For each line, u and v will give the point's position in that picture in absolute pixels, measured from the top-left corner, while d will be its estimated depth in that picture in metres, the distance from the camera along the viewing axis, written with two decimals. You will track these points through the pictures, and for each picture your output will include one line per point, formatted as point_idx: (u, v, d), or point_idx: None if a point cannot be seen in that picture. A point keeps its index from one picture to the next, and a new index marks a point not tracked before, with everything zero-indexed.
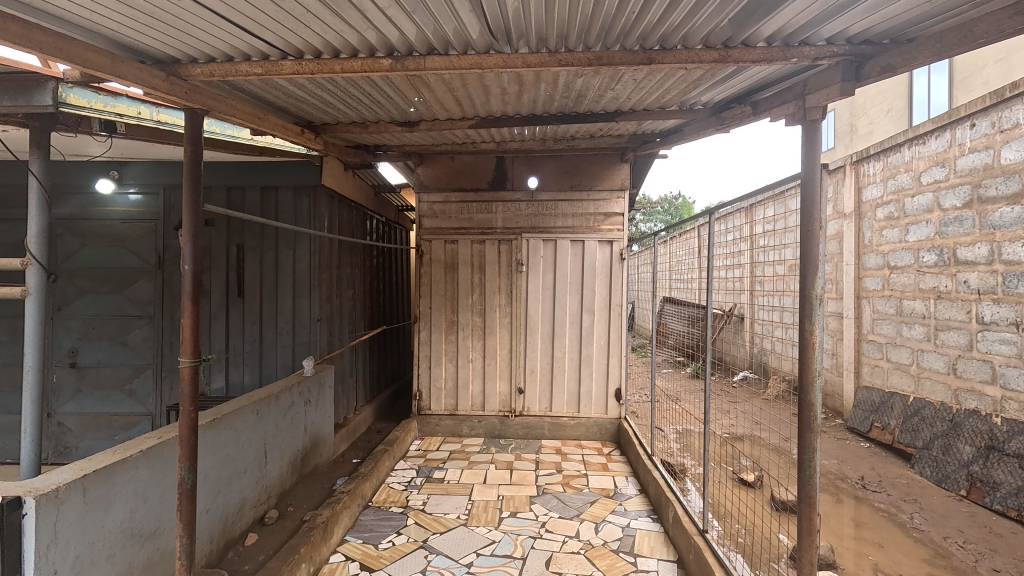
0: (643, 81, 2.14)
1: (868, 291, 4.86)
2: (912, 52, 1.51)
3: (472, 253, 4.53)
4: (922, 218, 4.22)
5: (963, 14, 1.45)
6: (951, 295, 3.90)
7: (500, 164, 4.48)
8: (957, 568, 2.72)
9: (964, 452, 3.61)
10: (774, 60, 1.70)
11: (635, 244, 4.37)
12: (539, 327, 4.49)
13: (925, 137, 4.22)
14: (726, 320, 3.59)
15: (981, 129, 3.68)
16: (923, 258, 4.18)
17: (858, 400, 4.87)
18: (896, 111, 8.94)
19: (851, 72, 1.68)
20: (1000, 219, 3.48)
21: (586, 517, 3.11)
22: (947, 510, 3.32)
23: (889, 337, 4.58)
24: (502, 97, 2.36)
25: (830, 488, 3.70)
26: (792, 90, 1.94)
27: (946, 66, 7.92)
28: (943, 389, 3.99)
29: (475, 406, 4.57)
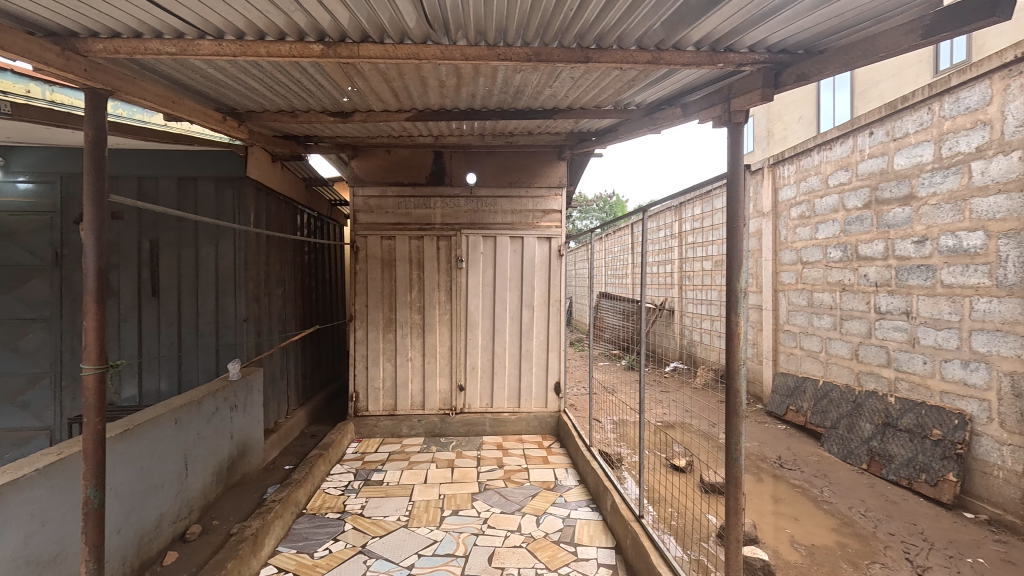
0: (580, 79, 2.17)
1: (784, 284, 5.26)
2: (824, 61, 1.62)
3: (410, 249, 4.44)
4: (829, 217, 4.60)
5: (867, 28, 1.58)
6: (854, 287, 4.28)
7: (438, 158, 4.41)
8: (860, 535, 2.99)
9: (865, 429, 3.99)
10: (702, 65, 1.76)
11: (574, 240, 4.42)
12: (480, 323, 4.48)
13: (831, 143, 4.59)
14: (659, 314, 3.75)
15: (878, 137, 4.05)
16: (830, 254, 4.58)
17: (776, 385, 5.27)
18: (805, 119, 9.70)
19: (771, 79, 1.78)
20: (894, 219, 3.86)
21: (527, 511, 3.15)
22: (852, 482, 3.66)
23: (802, 326, 4.98)
24: (439, 90, 2.31)
25: (753, 469, 3.98)
26: (719, 93, 2.01)
27: (847, 82, 8.72)
28: (847, 372, 4.38)
29: (416, 405, 4.50)
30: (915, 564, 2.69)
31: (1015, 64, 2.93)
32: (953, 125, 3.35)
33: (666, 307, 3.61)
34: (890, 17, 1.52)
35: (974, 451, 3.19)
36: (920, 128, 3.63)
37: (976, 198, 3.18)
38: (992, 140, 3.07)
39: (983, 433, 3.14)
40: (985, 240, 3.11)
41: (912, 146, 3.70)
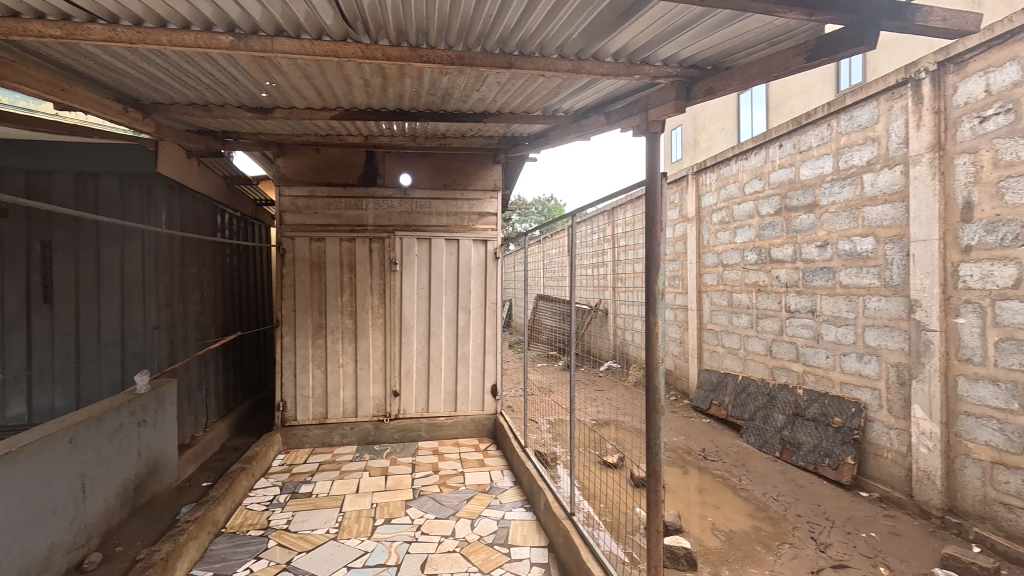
0: (507, 84, 2.20)
1: (707, 286, 5.57)
2: (727, 78, 1.74)
3: (341, 252, 4.30)
4: (746, 222, 4.92)
5: (763, 49, 1.72)
6: (767, 288, 4.61)
7: (370, 158, 4.31)
8: (772, 518, 3.22)
9: (778, 420, 4.30)
10: (620, 75, 1.83)
11: (515, 243, 4.36)
12: (414, 327, 4.41)
13: (747, 153, 4.92)
14: (594, 315, 3.84)
15: (786, 150, 4.38)
16: (747, 257, 4.90)
17: (701, 381, 5.57)
18: (727, 130, 10.35)
19: (683, 91, 1.86)
20: (800, 225, 4.19)
21: (462, 515, 3.13)
22: (767, 470, 3.94)
23: (723, 325, 5.30)
24: (365, 89, 2.25)
25: (679, 462, 4.18)
26: (637, 104, 2.09)
27: (762, 97, 9.39)
28: (762, 367, 4.71)
29: (347, 412, 4.35)
30: (818, 542, 2.93)
31: (897, 88, 3.27)
32: (848, 140, 3.69)
33: (601, 308, 3.71)
34: (782, 40, 1.66)
35: (868, 436, 3.53)
36: (821, 142, 3.96)
37: (866, 207, 3.52)
38: (880, 155, 3.41)
39: (875, 419, 3.47)
40: (875, 244, 3.45)
41: (815, 158, 4.04)
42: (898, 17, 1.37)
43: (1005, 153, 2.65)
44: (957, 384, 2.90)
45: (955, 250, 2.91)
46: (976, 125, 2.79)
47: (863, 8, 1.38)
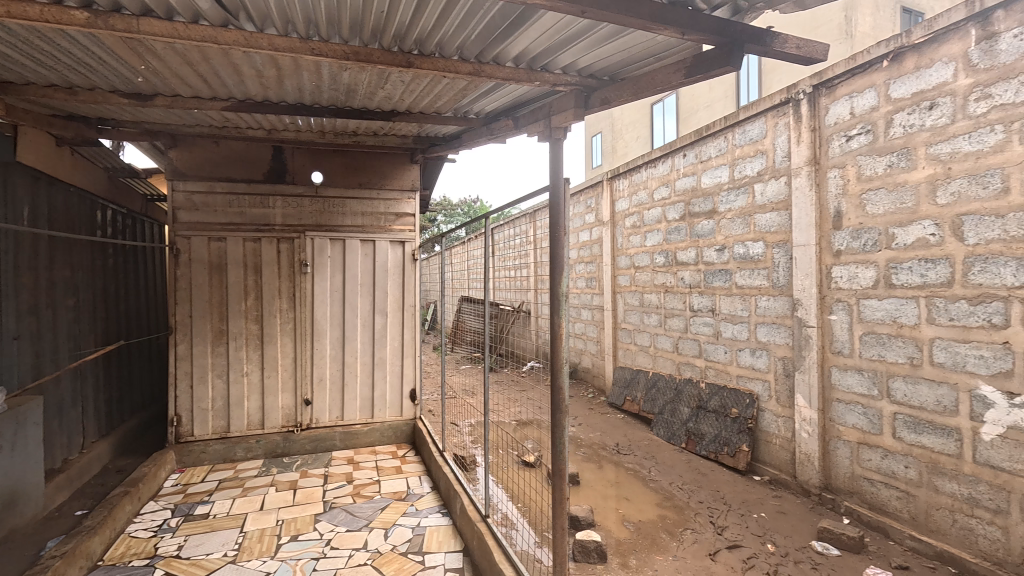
0: (412, 84, 2.16)
1: (621, 287, 5.82)
2: (620, 89, 1.82)
3: (245, 252, 4.01)
4: (655, 227, 5.19)
5: (651, 63, 1.81)
6: (674, 289, 4.89)
7: (277, 154, 4.07)
8: (677, 506, 3.42)
9: (683, 412, 4.58)
10: (521, 81, 1.85)
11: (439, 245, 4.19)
12: (327, 332, 4.21)
13: (655, 161, 5.20)
14: (518, 315, 3.85)
15: (689, 159, 4.67)
16: (656, 260, 5.17)
17: (616, 378, 5.80)
18: (642, 139, 10.90)
19: (581, 101, 1.93)
20: (702, 230, 4.49)
21: (375, 525, 3.03)
22: (673, 460, 4.18)
23: (635, 324, 5.56)
24: (259, 80, 2.11)
25: (595, 457, 4.33)
26: (541, 109, 2.13)
27: (672, 109, 9.98)
28: (670, 363, 4.99)
29: (253, 425, 4.07)
30: (716, 525, 3.15)
31: (781, 106, 3.60)
32: (741, 152, 4.00)
33: (525, 309, 3.72)
34: (666, 56, 1.76)
35: (760, 425, 3.84)
36: (719, 153, 4.27)
37: (757, 214, 3.85)
38: (767, 167, 3.74)
39: (765, 409, 3.79)
40: (765, 249, 3.77)
41: (714, 168, 4.34)
42: (759, 42, 1.51)
43: (866, 169, 2.99)
44: (831, 374, 3.23)
45: (828, 254, 3.24)
46: (844, 143, 3.13)
47: (728, 31, 1.48)
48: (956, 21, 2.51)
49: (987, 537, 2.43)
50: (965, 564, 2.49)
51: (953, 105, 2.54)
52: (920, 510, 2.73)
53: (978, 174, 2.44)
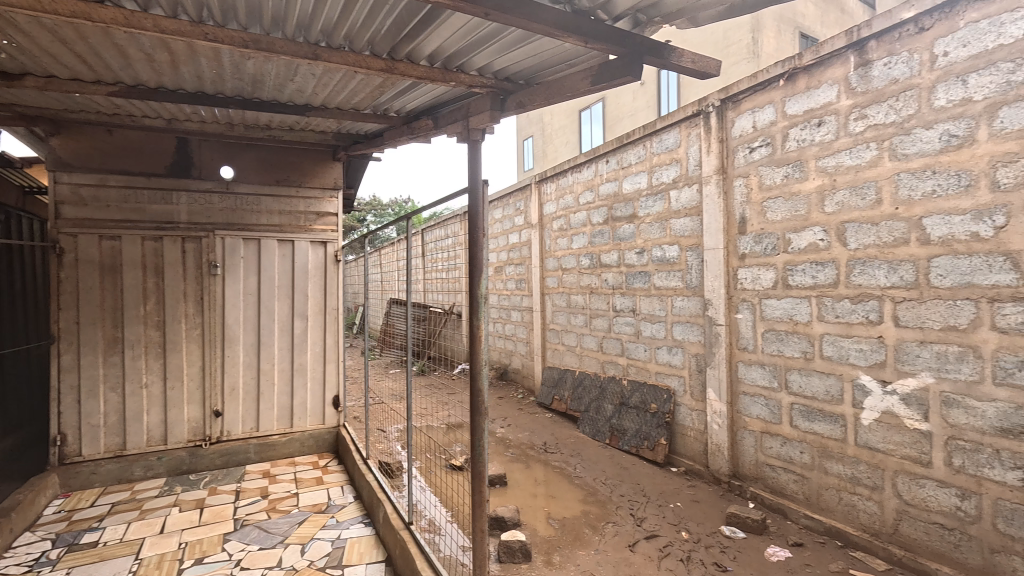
0: (325, 77, 2.07)
1: (549, 288, 5.93)
2: (534, 93, 1.86)
3: (144, 252, 3.66)
4: (580, 230, 5.34)
5: (563, 69, 1.86)
6: (599, 290, 5.05)
7: (181, 146, 3.76)
8: (600, 501, 3.52)
9: (607, 410, 4.74)
10: (436, 80, 1.83)
11: (369, 245, 3.98)
12: (241, 338, 3.94)
13: (580, 166, 5.34)
14: (448, 318, 3.78)
15: (611, 165, 4.85)
16: (582, 262, 5.32)
17: (545, 378, 5.90)
18: (571, 144, 11.19)
19: (497, 104, 1.95)
20: (623, 233, 4.67)
21: (291, 541, 2.87)
22: (598, 456, 4.31)
23: (562, 325, 5.68)
24: (150, 64, 1.94)
25: (523, 457, 4.37)
26: (460, 110, 2.12)
27: (599, 116, 10.32)
28: (595, 362, 5.13)
29: (153, 441, 3.72)
30: (636, 517, 3.28)
31: (693, 118, 3.82)
32: (658, 160, 4.21)
33: (455, 311, 3.64)
34: (577, 63, 1.82)
35: (676, 418, 4.05)
36: (639, 160, 4.46)
37: (673, 219, 4.06)
38: (682, 174, 3.96)
39: (681, 403, 4.00)
40: (680, 252, 3.98)
41: (634, 174, 4.53)
42: (657, 54, 1.60)
43: (767, 179, 3.25)
44: (738, 368, 3.47)
45: (735, 257, 3.48)
46: (748, 154, 3.37)
47: (628, 42, 1.55)
48: (838, 47, 2.78)
49: (866, 511, 2.71)
50: (849, 537, 2.76)
51: (837, 123, 2.82)
52: (813, 491, 2.99)
53: (858, 185, 2.71)
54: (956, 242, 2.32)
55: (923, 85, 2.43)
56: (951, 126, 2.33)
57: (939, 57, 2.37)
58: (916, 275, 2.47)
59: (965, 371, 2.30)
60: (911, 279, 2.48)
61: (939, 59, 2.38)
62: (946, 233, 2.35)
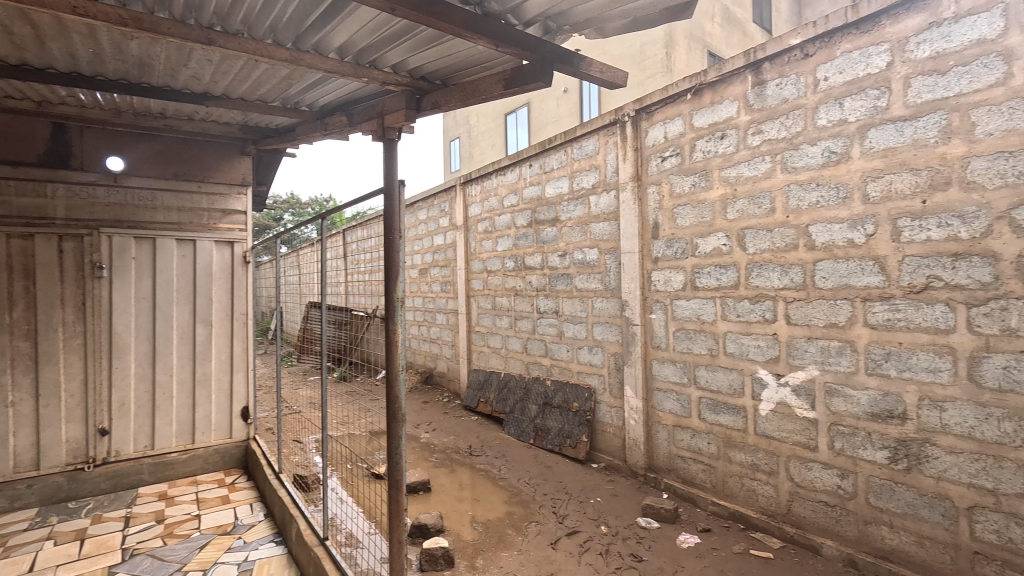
0: (225, 64, 1.92)
1: (474, 290, 5.91)
2: (449, 94, 1.84)
3: (10, 252, 3.20)
4: (505, 232, 5.37)
5: (479, 71, 1.86)
6: (523, 292, 5.11)
7: (57, 132, 3.33)
8: (524, 501, 3.56)
9: (531, 410, 4.80)
10: (346, 75, 1.76)
11: (287, 245, 3.68)
12: (132, 347, 3.56)
13: (504, 169, 5.37)
14: (371, 323, 3.60)
15: (534, 169, 4.92)
16: (506, 264, 5.36)
17: (470, 381, 5.87)
18: (497, 147, 11.28)
19: (412, 103, 1.91)
20: (546, 236, 4.76)
21: (191, 568, 2.63)
22: (522, 457, 4.35)
23: (488, 327, 5.68)
24: (9, 37, 1.70)
25: (447, 462, 4.32)
26: (374, 107, 2.05)
27: (524, 120, 10.48)
28: (519, 363, 5.18)
29: (22, 467, 3.26)
30: (558, 515, 3.34)
31: (611, 126, 3.97)
32: (579, 166, 4.33)
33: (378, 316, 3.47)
34: (492, 66, 1.83)
35: (597, 416, 4.19)
36: (560, 165, 4.56)
37: (592, 223, 4.19)
38: (600, 180, 4.10)
39: (601, 401, 4.14)
40: (599, 255, 4.12)
41: (556, 179, 4.63)
42: (568, 63, 1.65)
43: (677, 187, 3.44)
44: (652, 366, 3.65)
45: (649, 260, 3.66)
46: (660, 163, 3.56)
47: (539, 48, 1.59)
48: (737, 67, 3.00)
49: (764, 495, 2.95)
50: (750, 519, 2.99)
51: (737, 136, 3.04)
52: (719, 479, 3.20)
53: (755, 195, 2.95)
54: (836, 248, 2.58)
55: (808, 105, 2.69)
56: (831, 144, 2.60)
57: (821, 81, 2.63)
58: (804, 277, 2.72)
59: (843, 363, 2.56)
60: (800, 281, 2.74)
61: (821, 82, 2.64)
62: (827, 239, 2.61)
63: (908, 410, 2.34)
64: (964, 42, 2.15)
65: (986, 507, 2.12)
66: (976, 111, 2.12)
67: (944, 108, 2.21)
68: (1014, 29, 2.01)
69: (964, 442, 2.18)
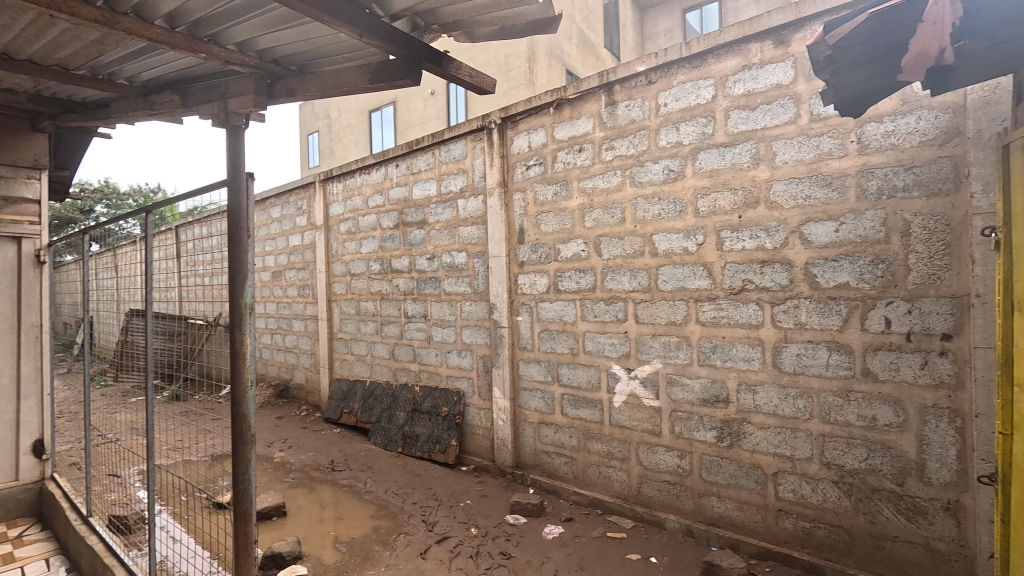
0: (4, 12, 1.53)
1: (336, 295, 5.57)
2: (307, 82, 1.71)
3: None
4: (370, 233, 5.14)
5: (342, 62, 1.75)
6: (389, 296, 4.94)
7: None
8: (391, 513, 3.42)
9: (399, 418, 4.65)
10: (178, 48, 1.52)
11: (98, 242, 3.01)
12: None
13: (369, 168, 5.13)
14: (213, 331, 3.12)
15: (401, 169, 4.78)
16: (371, 267, 5.13)
17: (332, 391, 5.50)
18: (361, 144, 10.79)
19: (262, 88, 1.73)
20: (414, 238, 4.66)
21: None
22: (389, 467, 4.19)
23: (351, 333, 5.38)
24: None
25: (306, 481, 3.98)
26: (215, 88, 1.81)
27: (389, 119, 10.16)
28: (386, 370, 4.98)
29: None
30: (427, 523, 3.27)
31: (478, 132, 4.02)
32: (447, 169, 4.32)
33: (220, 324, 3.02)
34: (356, 58, 1.74)
35: (466, 419, 4.20)
36: (428, 167, 4.50)
37: (460, 227, 4.21)
38: (468, 184, 4.13)
39: (470, 404, 4.17)
40: (467, 258, 4.15)
41: (423, 181, 4.56)
42: (436, 63, 1.63)
43: (540, 195, 3.60)
44: (519, 366, 3.77)
45: (515, 264, 3.78)
46: (525, 171, 3.70)
47: (406, 45, 1.55)
48: (592, 86, 3.24)
49: (618, 480, 3.21)
50: (606, 504, 3.24)
51: (593, 150, 3.29)
52: (579, 469, 3.42)
53: (608, 206, 3.21)
54: (674, 255, 2.92)
55: (650, 127, 3.01)
56: (670, 163, 2.94)
57: (661, 106, 2.96)
58: (649, 280, 3.03)
59: (680, 357, 2.90)
60: (646, 284, 3.04)
61: (661, 107, 2.97)
62: (667, 247, 2.94)
63: (729, 394, 2.73)
64: (767, 85, 2.58)
65: (786, 471, 2.56)
66: (776, 143, 2.56)
67: (754, 138, 2.63)
68: (801, 79, 2.47)
69: (771, 419, 2.61)
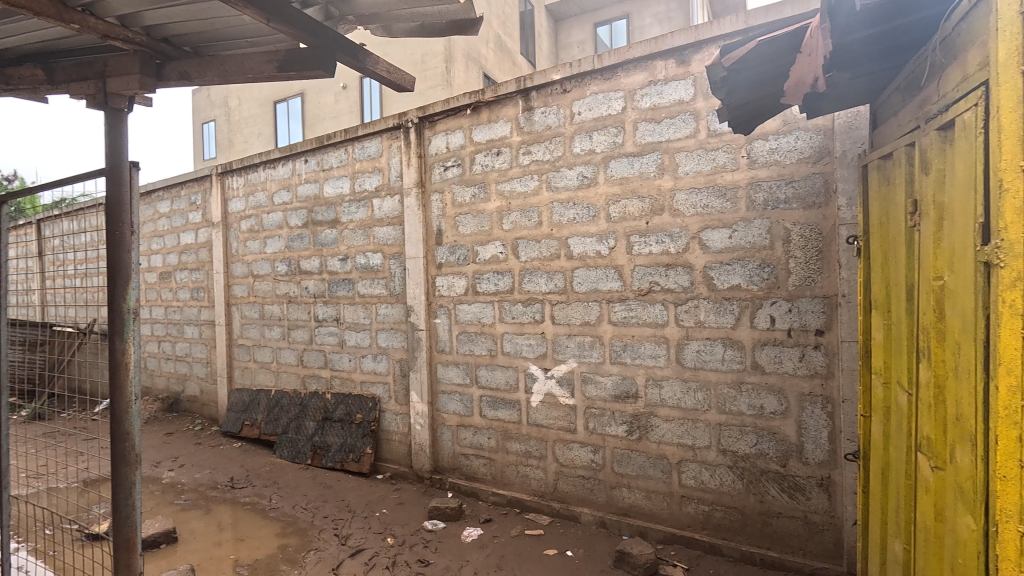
0: None
1: (236, 298, 5.15)
2: (204, 66, 1.58)
3: None
4: (275, 232, 4.81)
5: (245, 47, 1.63)
6: (297, 299, 4.65)
7: None
8: (300, 529, 3.22)
9: (308, 428, 4.40)
10: (45, 16, 1.31)
11: None
12: None
13: (274, 163, 4.81)
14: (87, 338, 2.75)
15: (311, 165, 4.53)
16: (277, 268, 4.80)
17: (231, 402, 5.08)
18: (265, 136, 10.09)
19: (150, 69, 1.57)
20: (324, 238, 4.43)
21: None
22: (297, 480, 3.95)
23: (254, 339, 5.00)
24: None
25: (201, 502, 3.64)
26: (91, 65, 1.60)
27: (297, 111, 9.59)
28: (294, 378, 4.69)
29: None
30: (340, 536, 3.12)
31: (394, 130, 3.92)
32: (360, 166, 4.16)
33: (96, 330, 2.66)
34: (262, 44, 1.63)
35: (381, 425, 4.07)
36: (340, 164, 4.30)
37: (375, 227, 4.07)
38: (383, 184, 4.01)
39: (386, 409, 4.04)
40: (383, 260, 4.03)
41: (335, 178, 4.35)
42: (352, 56, 1.56)
43: (458, 196, 3.59)
44: (437, 369, 3.72)
45: (433, 266, 3.73)
46: (442, 172, 3.67)
47: (320, 35, 1.47)
48: (509, 91, 3.29)
49: (535, 478, 3.28)
50: (524, 502, 3.29)
51: (510, 154, 3.34)
52: (498, 470, 3.44)
53: (525, 209, 3.27)
54: (587, 258, 3.04)
55: (565, 134, 3.12)
56: (584, 169, 3.05)
57: (575, 115, 3.07)
58: (565, 282, 3.12)
59: (593, 356, 3.03)
60: (562, 286, 3.13)
61: (575, 116, 3.08)
62: (581, 250, 3.06)
63: (638, 389, 2.89)
64: (671, 100, 2.77)
65: (688, 459, 2.76)
66: (678, 155, 2.76)
67: (659, 150, 2.81)
68: (700, 96, 2.68)
69: (675, 412, 2.79)
